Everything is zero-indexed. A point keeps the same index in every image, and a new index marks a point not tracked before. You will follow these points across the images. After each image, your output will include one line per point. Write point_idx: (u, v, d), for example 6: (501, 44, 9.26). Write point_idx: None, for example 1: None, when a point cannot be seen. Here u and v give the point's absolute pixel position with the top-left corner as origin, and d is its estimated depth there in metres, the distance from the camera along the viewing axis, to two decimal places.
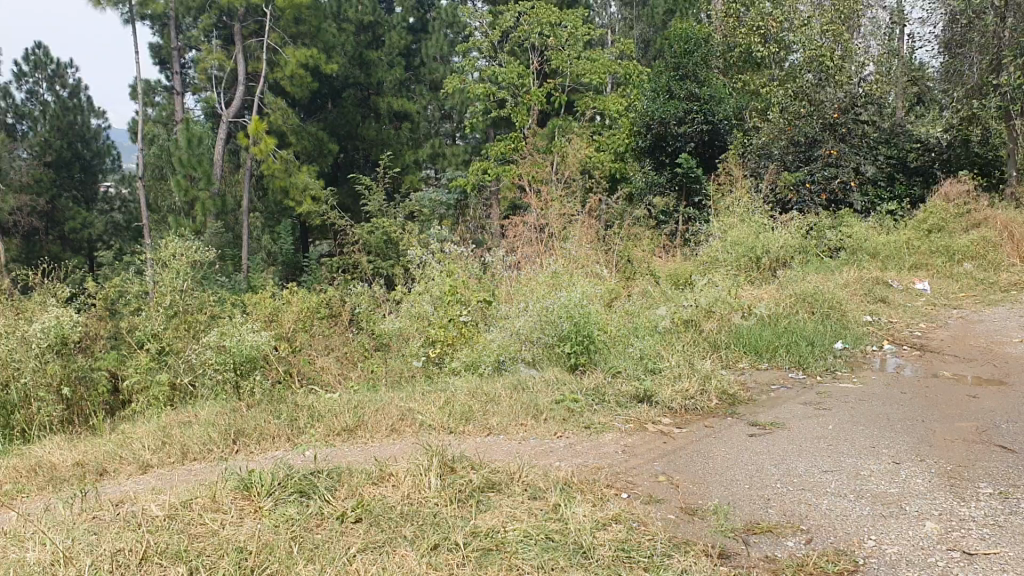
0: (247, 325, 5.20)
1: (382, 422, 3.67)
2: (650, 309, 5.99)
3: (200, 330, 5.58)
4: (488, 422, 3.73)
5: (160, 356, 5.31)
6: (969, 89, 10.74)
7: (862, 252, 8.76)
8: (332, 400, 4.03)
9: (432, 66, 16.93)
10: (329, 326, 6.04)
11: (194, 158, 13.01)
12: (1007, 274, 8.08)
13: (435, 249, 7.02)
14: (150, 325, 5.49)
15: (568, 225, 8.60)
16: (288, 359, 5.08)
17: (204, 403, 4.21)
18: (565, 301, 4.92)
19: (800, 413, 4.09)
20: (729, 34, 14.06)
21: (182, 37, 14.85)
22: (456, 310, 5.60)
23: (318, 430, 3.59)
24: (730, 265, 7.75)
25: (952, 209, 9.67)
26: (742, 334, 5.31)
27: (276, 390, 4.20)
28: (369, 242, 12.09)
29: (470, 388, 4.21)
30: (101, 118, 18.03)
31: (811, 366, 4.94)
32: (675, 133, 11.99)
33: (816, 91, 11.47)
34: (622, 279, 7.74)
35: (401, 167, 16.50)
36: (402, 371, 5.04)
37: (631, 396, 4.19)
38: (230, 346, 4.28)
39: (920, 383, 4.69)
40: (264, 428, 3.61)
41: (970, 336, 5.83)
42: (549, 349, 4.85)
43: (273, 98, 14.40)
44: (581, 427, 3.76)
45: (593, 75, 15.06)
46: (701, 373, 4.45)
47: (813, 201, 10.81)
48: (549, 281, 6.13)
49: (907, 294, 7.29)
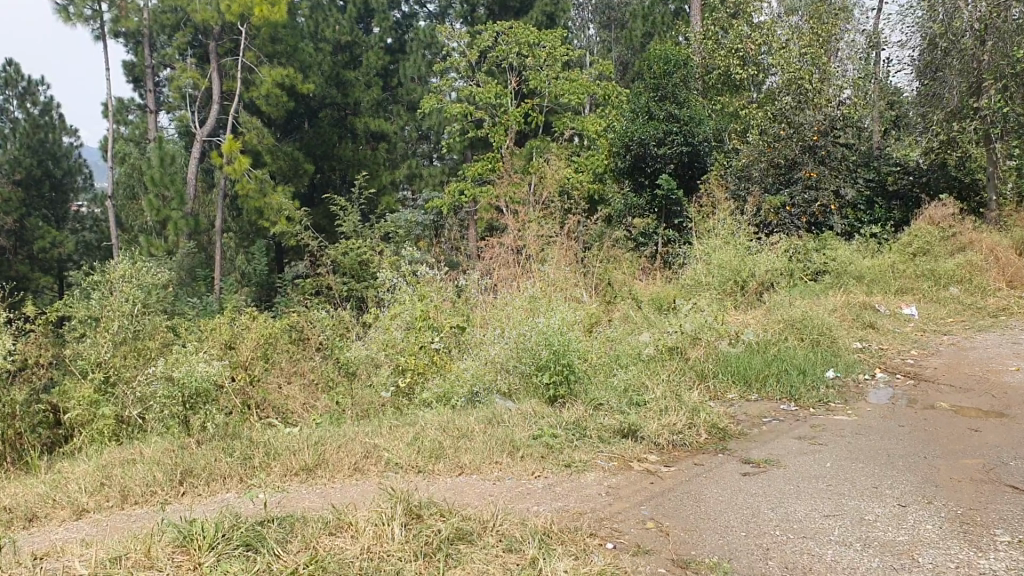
0: (202, 353, 4.87)
1: (345, 460, 3.38)
2: (633, 336, 5.73)
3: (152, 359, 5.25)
4: (460, 459, 3.44)
5: (107, 388, 4.98)
6: (949, 112, 10.51)
7: (847, 277, 8.54)
8: (290, 436, 3.71)
9: (409, 86, 16.72)
10: (295, 353, 5.73)
11: (166, 177, 12.65)
12: (995, 299, 7.89)
13: (406, 272, 6.75)
14: (97, 354, 5.15)
15: (546, 248, 8.39)
16: (246, 390, 4.77)
17: (150, 439, 3.87)
18: (543, 329, 4.65)
19: (794, 449, 3.83)
20: (708, 56, 13.92)
21: (155, 55, 14.53)
22: (428, 336, 5.34)
23: (274, 469, 3.29)
24: (714, 288, 7.50)
25: (937, 232, 9.48)
26: (730, 361, 5.07)
27: (231, 425, 3.87)
28: (342, 263, 11.75)
29: (441, 423, 3.91)
30: (73, 136, 17.64)
31: (803, 398, 4.69)
32: (654, 155, 11.73)
33: (795, 113, 11.29)
34: (604, 303, 7.49)
35: (378, 188, 16.23)
36: (371, 404, 4.73)
37: (614, 431, 3.91)
38: (180, 377, 3.96)
39: (917, 414, 4.43)
40: (214, 467, 3.31)
41: (964, 364, 5.61)
42: (527, 379, 4.56)
43: (248, 117, 14.11)
44: (561, 465, 3.48)
45: (572, 95, 14.86)
46: (689, 406, 4.18)
47: (793, 223, 10.72)
48: (527, 306, 5.87)
49: (894, 319, 7.07)
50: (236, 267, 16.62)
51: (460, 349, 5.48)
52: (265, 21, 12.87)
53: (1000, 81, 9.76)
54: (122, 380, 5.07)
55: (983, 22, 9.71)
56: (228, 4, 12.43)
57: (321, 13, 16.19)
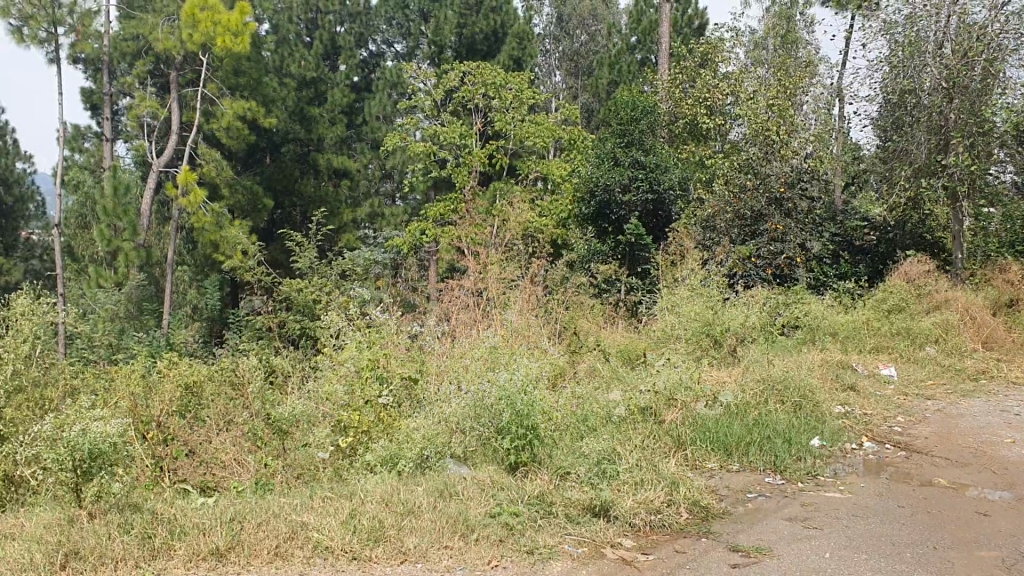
0: (106, 410, 4.35)
1: (264, 542, 2.89)
2: (601, 394, 5.23)
3: (45, 414, 4.85)
4: (403, 543, 2.95)
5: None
6: (916, 168, 10.17)
7: (821, 333, 8.11)
8: (202, 509, 3.20)
9: (373, 125, 16.33)
10: (225, 402, 5.18)
11: (119, 208, 11.81)
12: (973, 361, 7.54)
13: (356, 318, 6.27)
14: None
15: (508, 292, 7.95)
16: (153, 451, 4.32)
17: (33, 510, 3.34)
18: (504, 385, 4.18)
19: (786, 533, 3.37)
20: (675, 104, 13.62)
21: (114, 82, 13.91)
22: (375, 390, 4.84)
23: (178, 554, 2.81)
24: (685, 341, 7.02)
25: (913, 290, 9.15)
26: (708, 426, 4.60)
27: (134, 492, 3.36)
28: (295, 300, 11.14)
29: (384, 494, 3.38)
30: (27, 161, 17.03)
31: (789, 470, 4.24)
32: (619, 202, 11.35)
33: (762, 164, 10.88)
34: (569, 354, 7.02)
35: (337, 225, 15.76)
36: (307, 469, 4.16)
37: (583, 507, 3.42)
38: (72, 438, 3.24)
39: (915, 492, 4.00)
40: (105, 547, 2.80)
41: (957, 434, 5.19)
42: (485, 444, 4.07)
43: (207, 149, 13.55)
44: (521, 552, 3.00)
45: (537, 138, 14.52)
46: (667, 478, 3.69)
47: (758, 275, 10.37)
48: (487, 357, 5.38)
49: (874, 380, 6.67)
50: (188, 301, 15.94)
51: (411, 403, 5.00)
52: (228, 51, 12.11)
53: (968, 138, 9.53)
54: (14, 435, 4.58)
55: (951, 80, 9.47)
56: (189, 33, 11.73)
57: (288, 48, 15.79)
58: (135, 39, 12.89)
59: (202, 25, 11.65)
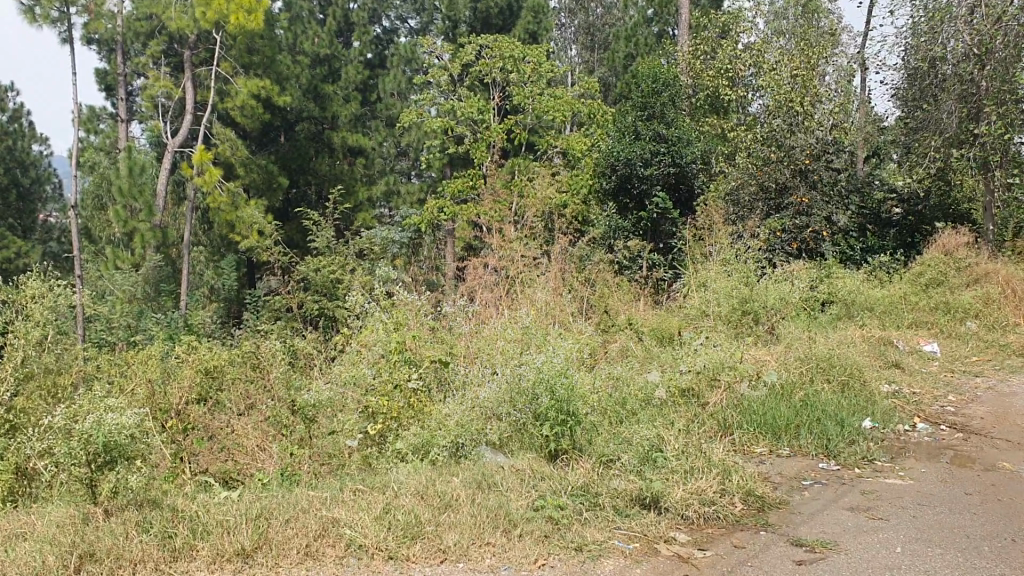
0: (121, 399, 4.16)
1: (293, 541, 2.69)
2: (638, 374, 5.02)
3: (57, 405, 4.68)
4: (442, 540, 2.74)
5: (6, 433, 4.41)
6: (947, 139, 9.73)
7: (857, 309, 7.82)
8: (225, 503, 3.01)
9: (389, 102, 16.06)
10: (246, 386, 4.99)
11: (134, 188, 11.58)
12: (1018, 335, 7.25)
13: (380, 295, 6.05)
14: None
15: (531, 271, 7.71)
16: (174, 440, 4.14)
17: (45, 509, 3.15)
18: (539, 367, 3.95)
19: (851, 525, 3.13)
20: (695, 76, 13.28)
21: (128, 64, 13.66)
22: (404, 373, 4.63)
23: (201, 555, 2.61)
24: (718, 319, 6.78)
25: (951, 262, 8.83)
26: (753, 409, 4.37)
27: (154, 488, 3.17)
28: (313, 280, 10.89)
29: (419, 486, 3.17)
30: (42, 143, 16.89)
31: (841, 455, 4.00)
32: (641, 176, 11.02)
33: (786, 136, 10.43)
34: (600, 333, 6.77)
35: (353, 204, 15.52)
36: (334, 458, 3.98)
37: (631, 498, 3.19)
38: (85, 431, 3.04)
39: (982, 478, 3.75)
40: (123, 548, 2.61)
41: (1013, 414, 4.92)
42: (521, 430, 3.85)
43: (221, 128, 13.30)
44: (569, 549, 2.78)
45: (557, 112, 14.12)
46: (719, 466, 3.46)
47: (783, 250, 10.11)
48: (518, 338, 5.17)
49: (917, 357, 6.40)
50: (205, 282, 15.77)
51: (439, 387, 4.78)
52: (241, 29, 11.84)
53: (1001, 106, 9.08)
54: (24, 427, 4.47)
55: (984, 46, 9.08)
56: (202, 11, 11.44)
57: (301, 26, 15.51)
58: (148, 19, 12.64)
59: (215, 3, 11.36)
